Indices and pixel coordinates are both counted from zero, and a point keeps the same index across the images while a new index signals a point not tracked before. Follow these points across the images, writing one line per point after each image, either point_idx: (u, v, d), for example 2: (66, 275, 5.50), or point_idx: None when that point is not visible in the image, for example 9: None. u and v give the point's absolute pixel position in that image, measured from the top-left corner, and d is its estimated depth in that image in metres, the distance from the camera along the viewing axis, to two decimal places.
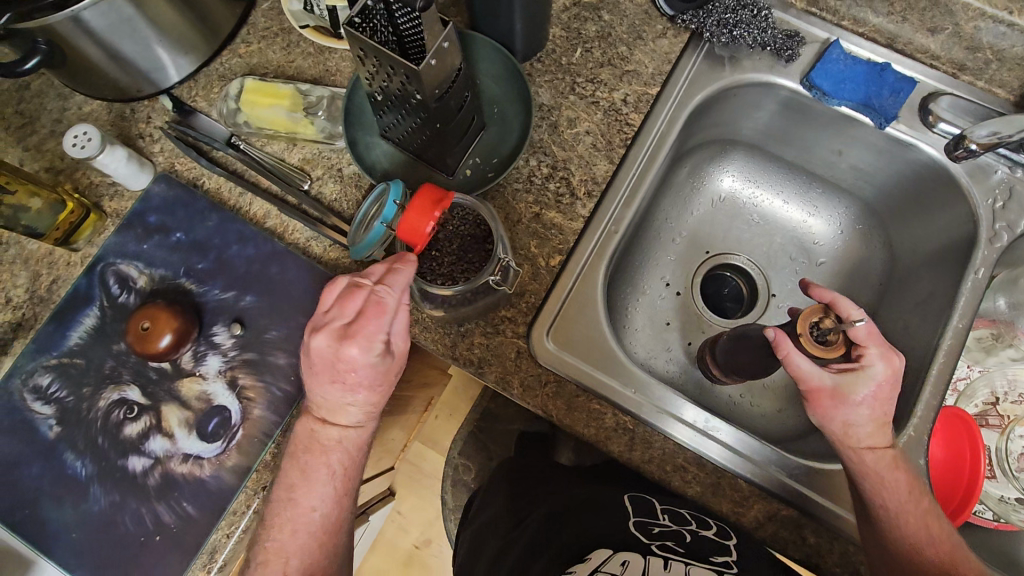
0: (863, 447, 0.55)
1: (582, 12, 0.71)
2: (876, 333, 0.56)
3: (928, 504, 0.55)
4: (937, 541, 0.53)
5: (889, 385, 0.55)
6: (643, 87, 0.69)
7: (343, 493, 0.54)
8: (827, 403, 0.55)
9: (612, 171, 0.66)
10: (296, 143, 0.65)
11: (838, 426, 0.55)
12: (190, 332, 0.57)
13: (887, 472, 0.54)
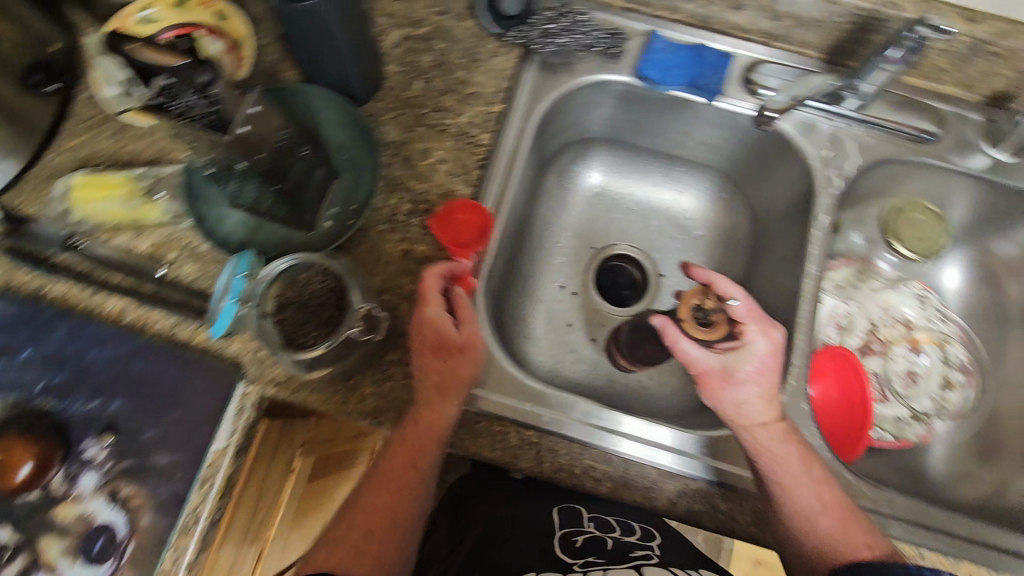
0: (753, 424, 0.57)
1: (415, 45, 0.72)
2: (754, 309, 0.59)
3: (819, 472, 0.57)
4: (829, 510, 0.55)
5: (770, 360, 0.58)
6: (487, 107, 0.70)
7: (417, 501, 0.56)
8: (717, 384, 0.59)
9: (472, 195, 0.67)
10: (143, 230, 0.63)
11: (728, 403, 0.58)
12: (56, 455, 0.54)
13: (780, 448, 0.56)
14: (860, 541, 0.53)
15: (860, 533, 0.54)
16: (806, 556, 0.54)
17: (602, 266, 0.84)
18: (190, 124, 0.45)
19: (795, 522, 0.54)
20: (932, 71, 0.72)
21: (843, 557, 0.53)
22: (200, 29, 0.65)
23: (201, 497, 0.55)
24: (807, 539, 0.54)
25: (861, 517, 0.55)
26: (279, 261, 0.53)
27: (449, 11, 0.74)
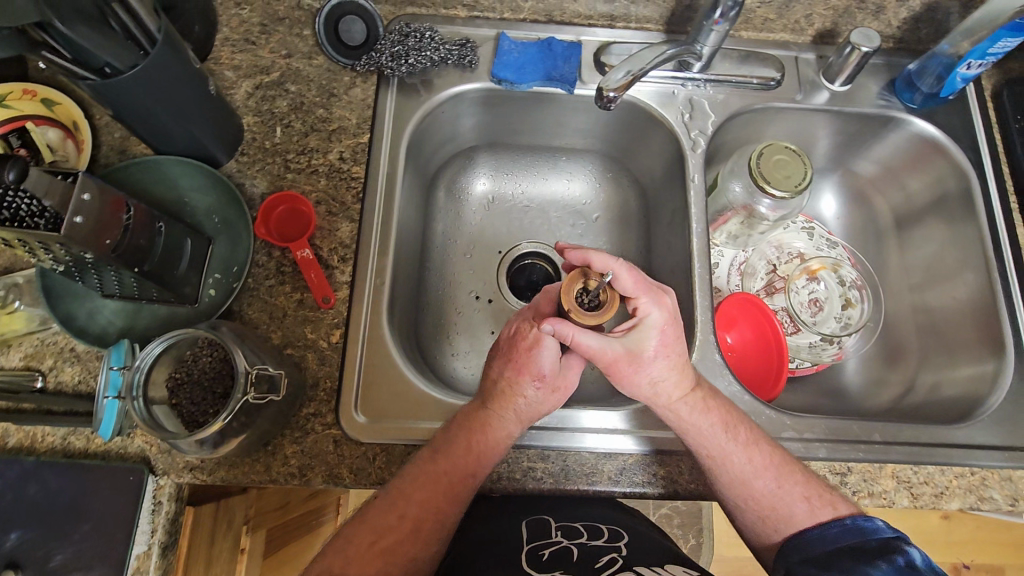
0: (675, 399, 0.57)
1: (267, 92, 0.71)
2: (637, 276, 0.52)
3: (749, 435, 0.58)
4: (761, 471, 0.56)
5: (670, 327, 0.54)
6: (354, 139, 0.70)
7: (476, 478, 0.54)
8: (627, 369, 0.55)
9: (356, 228, 0.66)
10: (9, 344, 0.58)
11: (643, 384, 0.56)
12: None
13: (706, 422, 0.57)
14: (798, 495, 0.55)
15: (797, 486, 0.56)
16: (753, 516, 0.57)
17: (511, 269, 0.83)
18: (15, 229, 0.43)
19: (733, 488, 0.57)
20: (762, 22, 0.77)
21: (783, 513, 0.56)
22: (29, 121, 0.63)
23: None
24: (750, 501, 0.57)
25: (799, 470, 0.57)
26: (151, 346, 0.50)
27: (295, 52, 0.73)
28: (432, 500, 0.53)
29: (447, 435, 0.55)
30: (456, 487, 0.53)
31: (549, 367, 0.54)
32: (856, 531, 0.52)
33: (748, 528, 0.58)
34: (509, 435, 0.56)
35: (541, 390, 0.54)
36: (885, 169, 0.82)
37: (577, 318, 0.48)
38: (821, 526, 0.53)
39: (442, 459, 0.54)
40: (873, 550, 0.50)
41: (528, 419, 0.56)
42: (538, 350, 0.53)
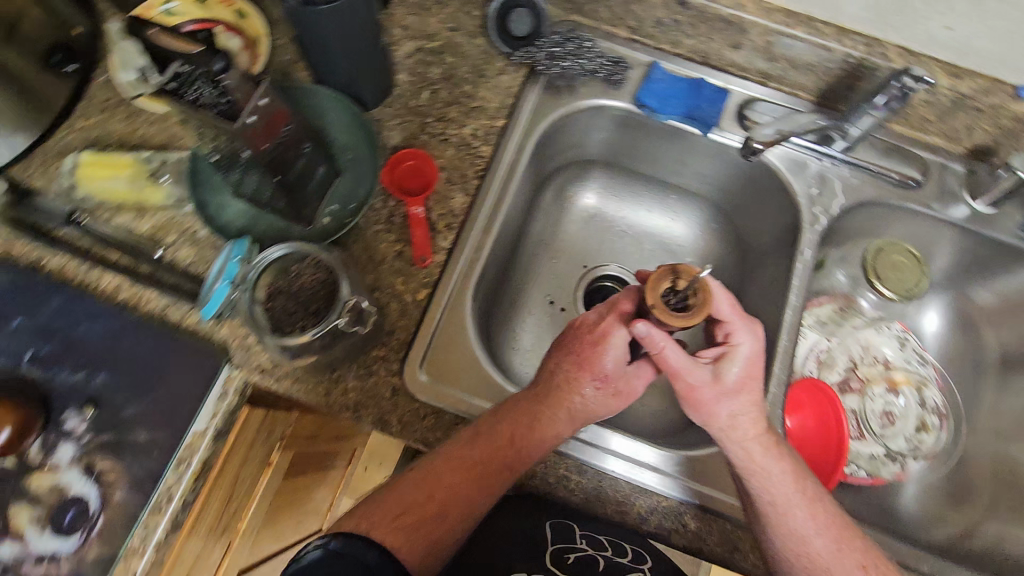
0: (748, 439, 0.54)
1: (426, 57, 0.75)
2: (735, 305, 0.54)
3: (816, 493, 0.56)
4: (821, 530, 0.54)
5: (757, 362, 0.54)
6: (489, 121, 0.73)
7: (512, 475, 0.55)
8: (709, 398, 0.54)
9: (469, 202, 0.69)
10: (145, 212, 0.64)
11: (720, 417, 0.55)
12: (36, 424, 0.54)
13: (778, 469, 0.54)
14: (854, 565, 0.53)
15: (854, 556, 0.53)
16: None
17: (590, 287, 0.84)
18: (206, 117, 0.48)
19: (787, 547, 0.54)
20: (918, 121, 0.75)
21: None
22: (218, 25, 0.69)
23: (177, 478, 0.55)
24: (804, 568, 0.53)
25: (859, 535, 0.55)
26: (272, 251, 0.54)
27: (460, 28, 0.77)
28: (465, 489, 0.54)
29: (488, 424, 0.56)
30: (488, 479, 0.55)
31: (616, 367, 0.55)
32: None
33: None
34: (558, 439, 0.56)
35: (596, 392, 0.55)
36: (1005, 303, 0.77)
37: (663, 316, 0.46)
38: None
39: (478, 448, 0.55)
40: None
41: (579, 420, 0.56)
42: (610, 342, 0.55)
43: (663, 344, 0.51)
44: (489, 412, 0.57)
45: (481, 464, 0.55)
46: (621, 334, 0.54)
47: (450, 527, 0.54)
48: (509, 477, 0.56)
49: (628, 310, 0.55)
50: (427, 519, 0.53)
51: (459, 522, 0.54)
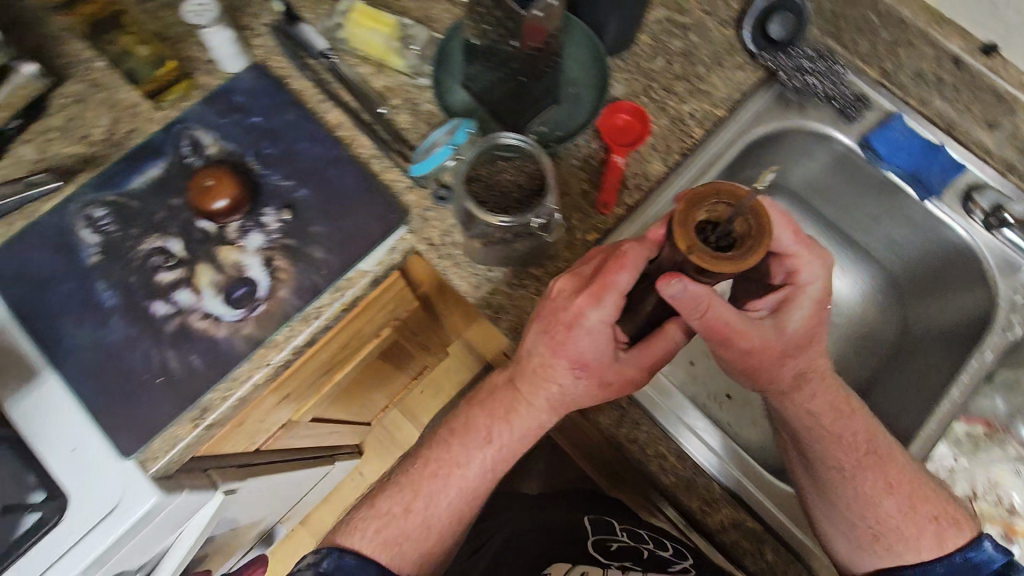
0: (809, 396, 0.53)
1: (671, 28, 0.74)
2: (799, 231, 0.51)
3: (888, 447, 0.54)
4: (893, 487, 0.53)
5: (823, 312, 0.52)
6: (711, 107, 0.71)
7: (499, 468, 0.58)
8: (777, 358, 0.51)
9: (664, 173, 0.68)
10: (383, 70, 0.70)
11: (784, 377, 0.52)
12: (245, 205, 0.61)
13: (845, 431, 0.54)
14: (927, 522, 0.53)
15: (925, 512, 0.53)
16: (861, 551, 0.54)
17: None
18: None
19: (848, 514, 0.54)
20: None
21: (910, 538, 0.53)
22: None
23: (331, 300, 0.61)
24: (867, 540, 0.54)
25: (925, 488, 0.54)
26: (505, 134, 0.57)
27: (714, 12, 0.74)
28: (458, 493, 0.57)
29: (459, 418, 0.59)
30: (470, 486, 0.57)
31: (599, 353, 0.52)
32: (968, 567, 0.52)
33: (845, 563, 0.55)
34: (539, 423, 0.56)
35: (580, 379, 0.53)
36: None
37: (705, 260, 0.38)
38: (942, 564, 0.52)
39: (455, 448, 0.58)
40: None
41: (560, 405, 0.55)
42: (580, 326, 0.51)
43: (703, 304, 0.45)
44: (460, 416, 0.59)
45: (461, 467, 0.57)
46: (580, 302, 0.50)
47: (440, 530, 0.58)
48: (498, 472, 0.58)
49: (620, 266, 0.49)
50: (418, 536, 0.57)
51: (447, 522, 0.58)
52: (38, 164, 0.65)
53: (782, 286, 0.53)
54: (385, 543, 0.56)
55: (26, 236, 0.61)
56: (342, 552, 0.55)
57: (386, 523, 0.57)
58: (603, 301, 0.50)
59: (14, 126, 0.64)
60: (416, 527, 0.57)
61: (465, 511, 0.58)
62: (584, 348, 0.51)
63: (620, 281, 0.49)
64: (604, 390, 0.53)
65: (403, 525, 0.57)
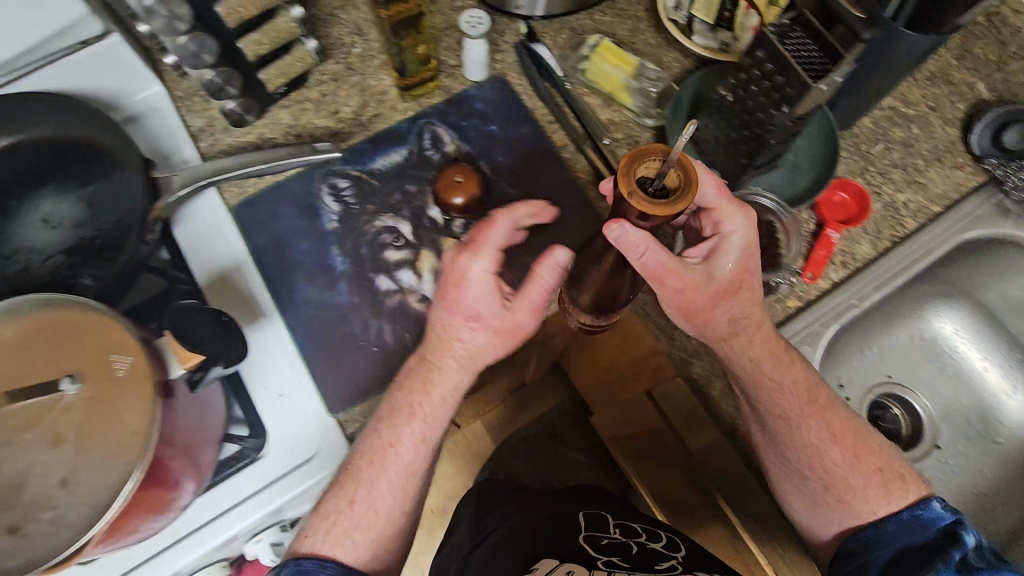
0: (749, 345, 0.57)
1: (895, 116, 0.74)
2: (723, 188, 0.53)
3: (824, 398, 0.60)
4: (834, 436, 0.59)
5: (755, 250, 0.53)
6: (926, 201, 0.71)
7: (427, 442, 0.55)
8: (707, 302, 0.54)
9: (872, 256, 0.68)
10: (609, 104, 0.73)
11: (716, 321, 0.55)
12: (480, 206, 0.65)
13: (786, 379, 0.58)
14: (863, 479, 0.58)
15: (871, 461, 0.59)
16: (833, 514, 0.58)
17: (890, 400, 0.81)
18: (795, 61, 0.54)
19: (806, 471, 0.59)
20: None
21: (852, 489, 0.58)
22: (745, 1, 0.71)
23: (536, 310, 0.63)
24: (823, 495, 0.59)
25: (872, 446, 0.60)
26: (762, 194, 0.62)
27: (939, 109, 0.75)
28: (397, 475, 0.54)
29: (391, 401, 0.56)
30: (408, 462, 0.54)
31: (493, 307, 0.53)
32: (916, 526, 0.55)
33: (809, 526, 0.60)
34: (455, 385, 0.55)
35: (476, 331, 0.53)
36: None
37: (642, 205, 0.39)
38: (896, 524, 0.56)
39: (390, 432, 0.55)
40: (934, 550, 0.53)
41: (469, 364, 0.54)
42: (467, 279, 0.53)
43: (642, 247, 0.46)
44: (383, 404, 0.56)
45: (395, 447, 0.54)
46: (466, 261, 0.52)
47: (374, 503, 0.54)
48: (427, 446, 0.55)
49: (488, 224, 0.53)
50: (367, 526, 0.53)
51: (398, 503, 0.54)
52: (291, 129, 0.70)
53: (708, 238, 0.54)
54: (337, 534, 0.53)
55: (277, 191, 0.68)
56: (299, 560, 0.50)
57: (337, 517, 0.53)
58: (483, 253, 0.52)
59: (280, 92, 0.70)
60: (357, 509, 0.53)
61: (406, 493, 0.55)
62: (478, 301, 0.52)
63: (494, 232, 0.53)
64: (499, 338, 0.53)
65: (359, 517, 0.53)
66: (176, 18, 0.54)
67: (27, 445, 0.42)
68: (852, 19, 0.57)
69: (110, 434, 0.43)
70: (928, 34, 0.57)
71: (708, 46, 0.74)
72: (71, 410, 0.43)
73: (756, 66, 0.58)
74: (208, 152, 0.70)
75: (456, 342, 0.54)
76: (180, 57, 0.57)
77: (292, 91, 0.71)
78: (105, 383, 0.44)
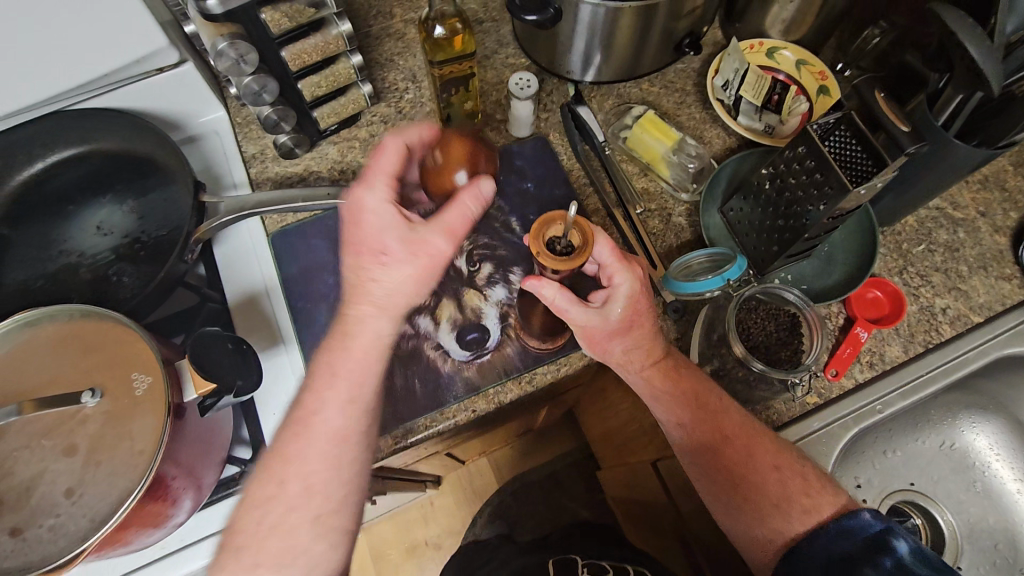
0: (642, 370, 0.52)
1: (940, 217, 0.72)
2: (618, 245, 0.48)
3: (714, 400, 0.53)
4: (729, 439, 0.51)
5: (644, 300, 0.49)
6: (966, 310, 0.68)
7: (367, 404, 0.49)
8: (599, 338, 0.51)
9: (902, 359, 0.65)
10: (646, 173, 0.73)
11: (614, 355, 0.52)
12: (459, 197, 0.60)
13: (673, 386, 0.52)
14: (784, 495, 0.50)
15: (768, 457, 0.51)
16: (752, 524, 0.51)
17: (910, 509, 0.76)
18: (835, 160, 0.54)
19: (700, 468, 0.52)
20: None
21: (772, 501, 0.50)
22: (795, 86, 0.75)
23: (548, 373, 0.63)
24: (728, 495, 0.52)
25: (766, 442, 0.52)
26: (789, 288, 0.58)
27: (989, 215, 0.73)
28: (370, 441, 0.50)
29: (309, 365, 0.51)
30: (333, 425, 0.48)
31: (399, 237, 0.49)
32: (845, 536, 0.47)
33: (745, 545, 0.52)
34: (382, 334, 0.50)
35: (394, 263, 0.49)
36: None
37: (550, 262, 0.43)
38: (822, 534, 0.48)
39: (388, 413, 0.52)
40: (862, 556, 0.45)
41: (392, 307, 0.50)
42: (363, 213, 0.50)
43: (550, 299, 0.48)
44: None
45: (320, 412, 0.48)
46: (354, 192, 0.50)
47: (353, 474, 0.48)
48: (363, 409, 0.49)
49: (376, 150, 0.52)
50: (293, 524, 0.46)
51: (348, 499, 0.48)
52: (336, 165, 0.74)
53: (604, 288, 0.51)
54: (271, 546, 0.45)
55: (313, 223, 0.70)
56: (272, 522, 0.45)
57: (267, 506, 0.46)
58: (372, 184, 0.51)
59: (331, 129, 0.73)
60: (310, 502, 0.47)
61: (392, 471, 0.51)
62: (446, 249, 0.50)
63: (380, 160, 0.52)
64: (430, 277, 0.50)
65: (289, 500, 0.46)
66: (244, 62, 0.58)
67: (41, 453, 0.44)
68: (897, 132, 0.52)
69: (119, 451, 0.45)
70: (981, 146, 0.57)
71: (752, 127, 0.75)
72: (88, 422, 0.45)
73: (795, 161, 0.58)
74: (256, 178, 0.73)
75: (374, 280, 0.50)
76: (243, 95, 0.61)
77: (342, 129, 0.74)
78: (124, 401, 0.46)
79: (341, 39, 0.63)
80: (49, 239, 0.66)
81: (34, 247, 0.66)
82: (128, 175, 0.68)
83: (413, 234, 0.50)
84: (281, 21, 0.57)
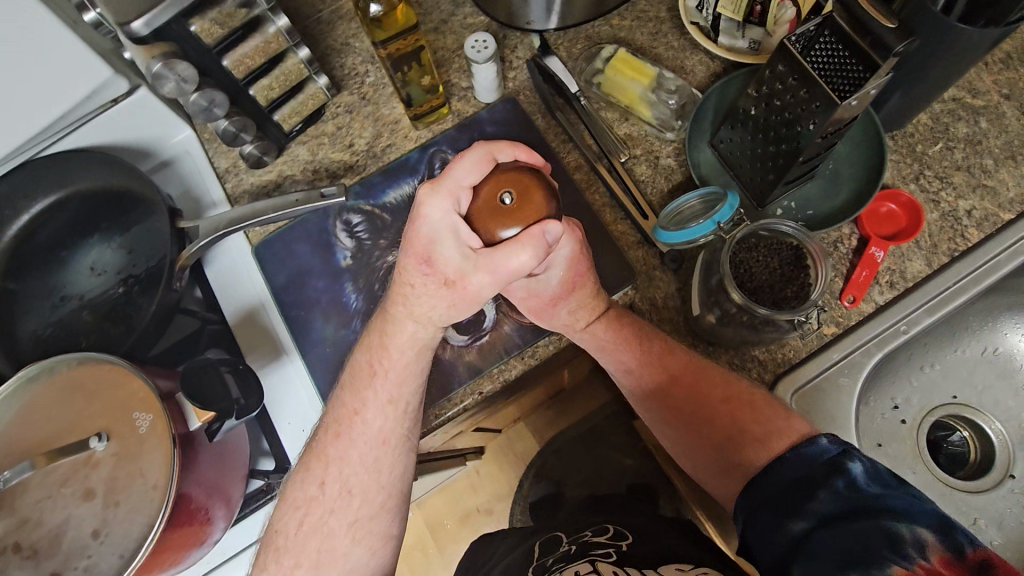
0: (590, 326, 0.57)
1: (959, 109, 0.65)
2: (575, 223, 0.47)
3: (659, 345, 0.56)
4: (675, 377, 0.55)
5: (579, 261, 0.53)
6: (995, 208, 0.62)
7: (399, 402, 0.51)
8: (546, 309, 0.57)
9: (926, 274, 0.61)
10: (627, 118, 0.69)
11: (562, 318, 0.57)
12: (530, 243, 0.41)
13: (616, 338, 0.57)
14: (735, 429, 0.51)
15: (716, 388, 0.54)
16: (709, 461, 0.53)
17: (954, 422, 0.73)
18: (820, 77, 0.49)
19: (659, 409, 0.56)
20: None
21: (728, 433, 0.52)
22: None
23: (549, 344, 0.61)
24: (686, 434, 0.55)
25: (713, 378, 0.54)
26: (783, 220, 0.55)
27: (1015, 98, 0.65)
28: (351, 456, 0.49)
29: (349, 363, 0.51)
30: None
31: (450, 261, 0.44)
32: (803, 462, 0.45)
33: (716, 484, 0.53)
34: (411, 336, 0.49)
35: (429, 281, 0.45)
36: None
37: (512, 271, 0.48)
38: (777, 463, 0.47)
39: (346, 396, 0.51)
40: (818, 478, 0.43)
41: (424, 318, 0.48)
42: (421, 219, 0.44)
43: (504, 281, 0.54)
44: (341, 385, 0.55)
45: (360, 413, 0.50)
46: (421, 191, 0.44)
47: None
48: (399, 408, 0.51)
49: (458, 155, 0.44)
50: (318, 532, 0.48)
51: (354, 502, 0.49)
52: (308, 165, 0.72)
53: None
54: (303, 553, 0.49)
55: (294, 229, 0.69)
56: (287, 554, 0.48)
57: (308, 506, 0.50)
58: (440, 191, 0.44)
59: (296, 129, 0.71)
60: (342, 505, 0.50)
61: (385, 479, 0.51)
62: (483, 287, 0.44)
63: (458, 167, 0.44)
64: (455, 298, 0.46)
65: (326, 501, 0.50)
66: (185, 81, 0.56)
67: (64, 501, 0.46)
68: (880, 30, 0.45)
69: (134, 487, 0.47)
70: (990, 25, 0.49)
71: (735, 46, 0.68)
72: (100, 467, 0.47)
73: (778, 80, 0.54)
74: (233, 193, 0.73)
75: (413, 289, 0.47)
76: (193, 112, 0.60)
77: (307, 127, 0.72)
78: (130, 440, 0.47)
79: (281, 35, 0.61)
80: (49, 287, 0.68)
81: (37, 299, 0.68)
82: (111, 212, 0.69)
83: (466, 266, 0.43)
84: (213, 30, 0.55)
